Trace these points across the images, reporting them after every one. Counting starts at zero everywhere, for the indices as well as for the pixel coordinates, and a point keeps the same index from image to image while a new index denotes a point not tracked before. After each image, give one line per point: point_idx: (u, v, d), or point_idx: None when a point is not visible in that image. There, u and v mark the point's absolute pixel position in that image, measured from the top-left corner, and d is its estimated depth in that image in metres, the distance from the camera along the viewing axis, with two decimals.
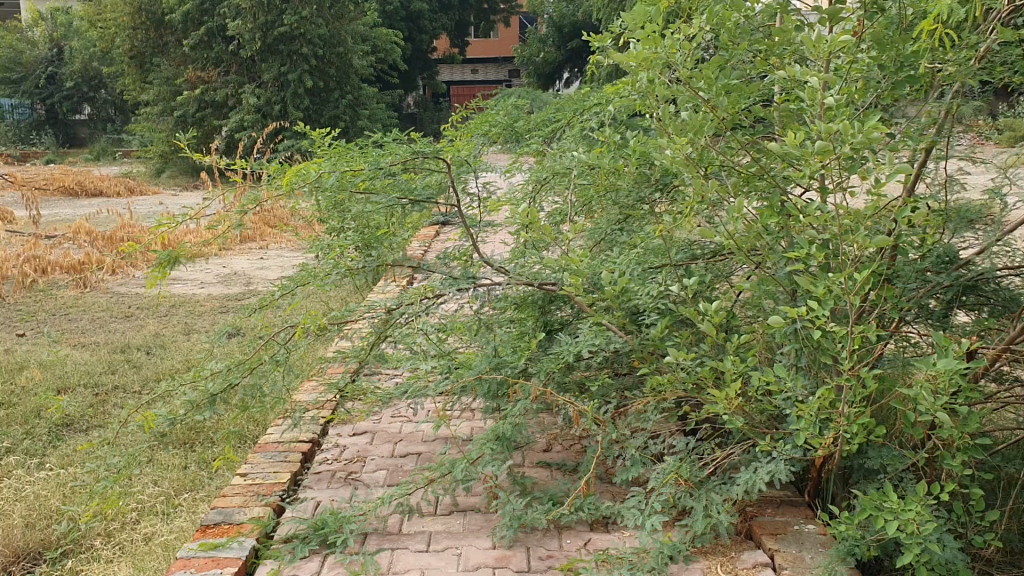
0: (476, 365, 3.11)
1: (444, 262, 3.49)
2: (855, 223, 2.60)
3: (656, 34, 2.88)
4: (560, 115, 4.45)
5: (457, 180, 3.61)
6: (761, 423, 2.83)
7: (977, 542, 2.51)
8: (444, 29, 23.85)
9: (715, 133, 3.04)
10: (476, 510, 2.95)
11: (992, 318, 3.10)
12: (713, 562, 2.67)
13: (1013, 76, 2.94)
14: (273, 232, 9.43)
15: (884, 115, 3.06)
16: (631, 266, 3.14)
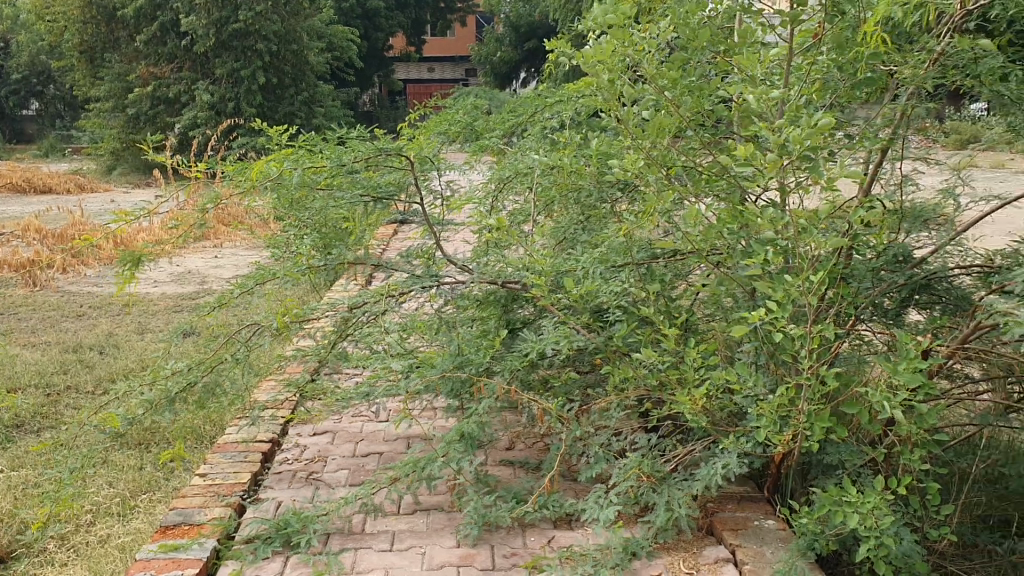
0: (440, 364, 3.14)
1: (406, 261, 3.49)
2: (813, 221, 2.64)
3: (617, 35, 2.91)
4: (521, 115, 4.46)
5: (419, 179, 3.61)
6: (722, 420, 2.86)
7: (934, 536, 2.55)
8: (407, 25, 23.73)
9: (676, 134, 3.07)
10: (440, 509, 2.94)
11: (946, 316, 3.16)
12: (675, 558, 2.69)
13: (966, 79, 2.99)
14: (231, 231, 9.33)
15: (841, 117, 3.11)
16: (593, 265, 3.16)
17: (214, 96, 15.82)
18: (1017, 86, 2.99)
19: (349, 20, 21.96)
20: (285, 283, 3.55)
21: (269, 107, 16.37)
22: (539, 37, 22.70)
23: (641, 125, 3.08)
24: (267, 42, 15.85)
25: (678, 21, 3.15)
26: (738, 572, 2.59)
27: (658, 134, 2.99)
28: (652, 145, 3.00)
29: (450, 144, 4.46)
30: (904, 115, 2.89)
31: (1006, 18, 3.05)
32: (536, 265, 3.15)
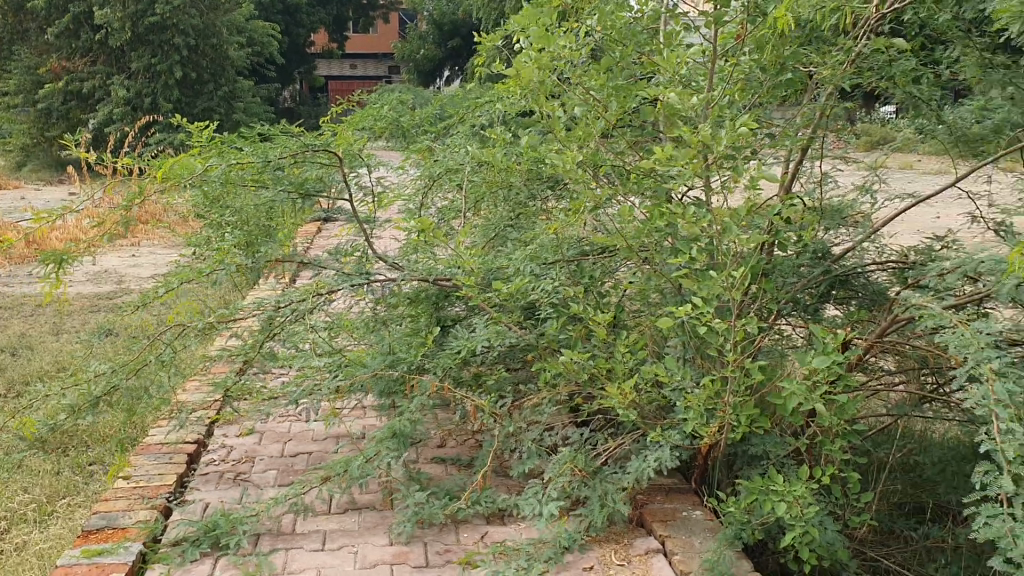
0: (371, 363, 3.12)
1: (336, 258, 3.46)
2: (738, 218, 2.71)
3: (545, 35, 2.93)
4: (450, 112, 4.46)
5: (347, 175, 3.58)
6: (651, 414, 2.91)
7: (854, 523, 2.64)
8: (328, 22, 23.45)
9: (605, 133, 3.11)
10: (372, 507, 2.93)
11: (863, 310, 3.27)
12: (607, 550, 2.73)
13: (881, 82, 3.11)
14: (148, 229, 9.09)
15: (764, 118, 3.19)
16: (523, 263, 3.18)
17: (130, 91, 15.43)
18: (928, 88, 3.11)
19: (269, 16, 21.61)
20: (210, 281, 3.49)
21: (187, 103, 16.00)
22: (463, 36, 22.64)
23: (569, 123, 3.11)
24: (185, 36, 15.49)
25: (605, 22, 3.19)
26: (668, 563, 2.64)
27: (587, 133, 3.03)
28: (581, 144, 3.03)
29: (377, 141, 4.43)
30: (824, 115, 2.98)
31: (917, 23, 3.17)
32: (468, 262, 3.16)
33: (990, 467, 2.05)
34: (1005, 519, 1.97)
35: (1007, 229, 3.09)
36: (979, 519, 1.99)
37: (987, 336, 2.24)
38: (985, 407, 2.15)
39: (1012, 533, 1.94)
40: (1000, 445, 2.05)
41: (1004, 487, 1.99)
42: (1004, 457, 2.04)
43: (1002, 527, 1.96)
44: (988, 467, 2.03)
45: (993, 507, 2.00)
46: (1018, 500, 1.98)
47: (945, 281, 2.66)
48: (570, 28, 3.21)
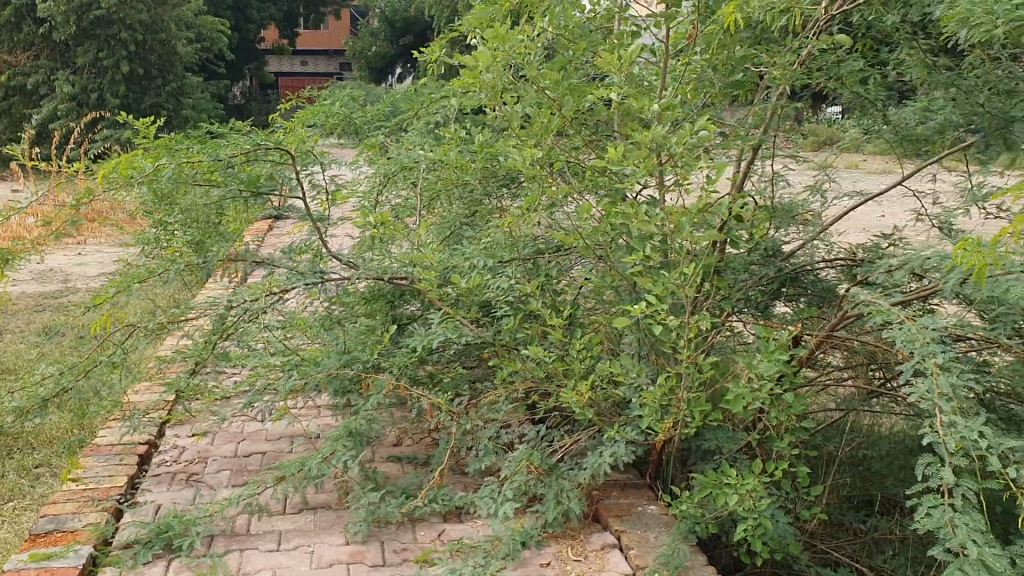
0: (326, 362, 3.11)
1: (289, 257, 3.43)
2: (691, 216, 2.74)
3: (499, 33, 2.94)
4: (403, 109, 4.45)
5: (300, 172, 3.55)
6: (606, 410, 2.93)
7: (805, 516, 2.69)
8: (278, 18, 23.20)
9: (559, 132, 3.13)
10: (328, 506, 2.91)
11: (812, 307, 3.33)
12: (563, 545, 2.74)
13: (829, 82, 3.17)
14: (93, 225, 8.92)
15: (716, 117, 3.23)
16: (479, 261, 3.19)
17: (75, 86, 15.12)
18: (874, 89, 3.18)
19: (218, 11, 21.32)
20: (161, 280, 3.43)
21: (134, 99, 15.74)
22: (415, 33, 22.53)
23: (524, 122, 3.12)
24: (132, 31, 15.21)
25: (559, 20, 3.20)
26: (624, 558, 2.67)
27: (541, 131, 3.05)
28: (536, 143, 3.04)
29: (330, 137, 4.39)
30: (774, 114, 3.03)
31: (863, 24, 3.24)
32: (423, 260, 3.16)
33: (932, 460, 2.11)
34: (946, 510, 2.04)
35: (950, 226, 3.17)
36: (922, 510, 2.06)
37: (931, 331, 2.30)
38: (929, 401, 2.21)
39: (952, 523, 2.01)
40: (942, 437, 2.12)
41: (945, 479, 2.06)
42: (946, 449, 2.10)
43: (943, 518, 2.02)
44: (929, 459, 2.09)
45: (934, 498, 2.06)
46: (958, 491, 2.04)
47: (891, 277, 2.73)
48: (524, 26, 3.22)
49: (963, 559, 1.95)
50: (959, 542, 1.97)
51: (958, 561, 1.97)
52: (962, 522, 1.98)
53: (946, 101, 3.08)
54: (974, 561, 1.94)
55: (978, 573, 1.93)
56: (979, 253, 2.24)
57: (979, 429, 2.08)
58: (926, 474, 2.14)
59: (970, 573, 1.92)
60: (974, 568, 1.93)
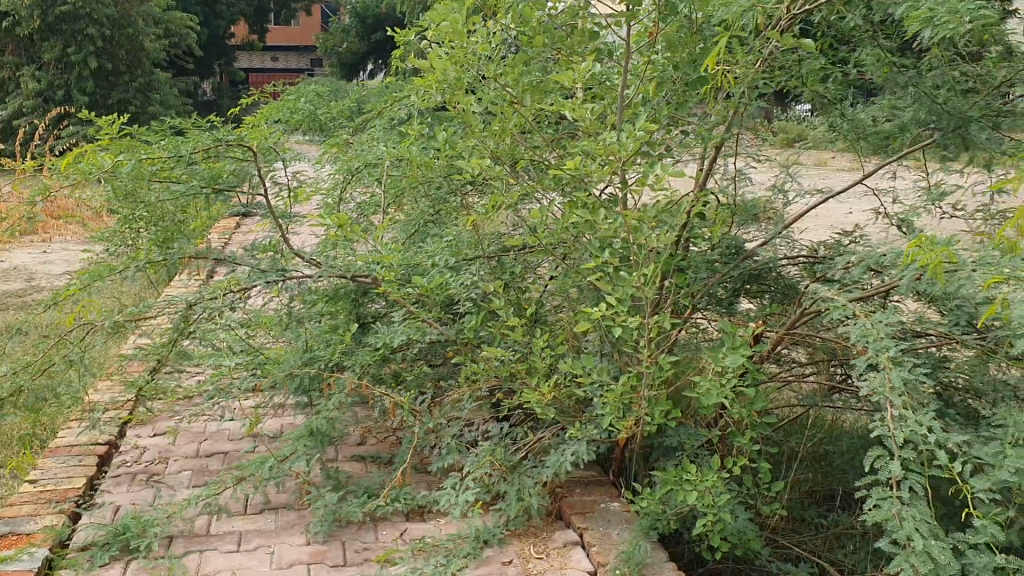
0: (287, 361, 3.10)
1: (251, 254, 3.39)
2: (650, 214, 2.75)
3: (460, 32, 2.93)
4: (366, 105, 4.42)
5: (263, 170, 3.52)
6: (569, 408, 2.93)
7: (766, 512, 2.71)
8: (248, 13, 23.02)
9: (523, 130, 3.13)
10: (289, 507, 2.89)
11: (775, 304, 3.34)
12: (526, 543, 2.74)
13: (790, 81, 3.18)
14: (58, 223, 8.80)
15: (679, 115, 3.24)
16: (442, 259, 3.18)
17: (42, 83, 14.95)
18: (835, 88, 3.21)
19: (187, 7, 21.11)
20: (121, 278, 3.39)
21: (101, 95, 15.54)
22: (386, 29, 22.43)
23: (486, 120, 3.12)
24: (99, 26, 15.04)
25: (521, 18, 3.20)
26: (586, 555, 2.67)
27: (503, 129, 3.05)
28: (497, 141, 3.04)
29: (294, 135, 4.36)
30: (734, 113, 3.05)
31: (822, 24, 3.27)
32: (386, 258, 3.15)
33: (881, 453, 2.13)
34: (895, 503, 2.05)
35: (909, 224, 3.20)
36: (870, 503, 2.08)
37: (885, 327, 2.33)
38: (881, 394, 2.22)
39: (900, 515, 2.03)
40: (891, 431, 2.14)
41: (894, 472, 2.08)
42: (895, 442, 2.12)
43: (891, 510, 2.04)
44: (878, 453, 2.11)
45: (882, 491, 2.08)
46: (906, 483, 2.06)
47: (850, 275, 2.75)
48: (486, 24, 3.22)
49: (910, 550, 1.98)
50: (905, 534, 1.99)
51: (904, 552, 1.99)
52: (908, 515, 2.01)
53: (905, 100, 3.10)
54: (920, 553, 1.96)
55: (923, 564, 1.95)
56: (932, 253, 2.27)
57: (927, 423, 2.10)
58: (876, 467, 2.16)
59: (914, 564, 1.95)
60: (920, 559, 1.95)
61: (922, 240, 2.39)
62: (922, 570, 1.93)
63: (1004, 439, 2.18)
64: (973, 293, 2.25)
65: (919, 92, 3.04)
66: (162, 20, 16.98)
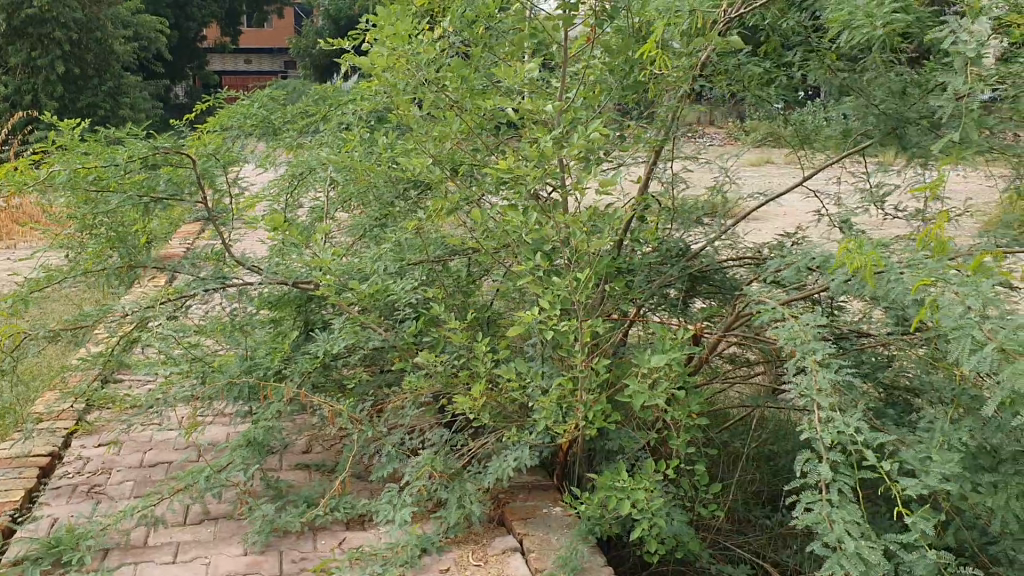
0: (226, 369, 3.15)
1: (195, 262, 3.37)
2: (586, 218, 2.76)
3: (396, 37, 2.92)
4: (318, 108, 4.39)
5: (207, 177, 3.50)
6: (510, 413, 2.94)
7: (704, 514, 2.73)
8: (220, 15, 22.88)
9: (463, 135, 3.13)
10: (228, 517, 2.89)
11: (719, 306, 3.36)
12: (465, 550, 2.75)
13: (731, 86, 3.19)
14: (23, 227, 8.72)
15: (620, 119, 3.25)
16: (385, 266, 3.17)
17: (9, 87, 14.82)
18: (776, 91, 3.22)
19: (158, 8, 20.94)
20: (62, 288, 3.37)
21: (70, 99, 15.40)
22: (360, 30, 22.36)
23: (425, 124, 3.12)
24: (66, 29, 14.92)
25: (460, 23, 3.19)
26: (524, 561, 2.68)
27: (442, 135, 3.04)
28: (436, 146, 3.04)
29: (248, 139, 4.34)
30: (672, 117, 3.04)
31: (762, 26, 3.27)
32: (327, 264, 3.14)
33: (810, 456, 2.08)
34: (824, 505, 1.99)
35: (850, 225, 3.23)
36: (800, 506, 2.00)
37: (813, 329, 2.31)
38: (807, 396, 2.19)
39: (830, 517, 1.96)
40: (819, 433, 2.09)
41: (823, 475, 2.01)
42: (823, 444, 2.07)
43: (822, 513, 1.97)
44: (807, 454, 2.05)
45: (811, 494, 2.01)
46: (836, 486, 2.00)
47: (785, 276, 2.76)
48: (426, 28, 3.21)
49: (841, 553, 1.90)
50: (837, 535, 1.92)
51: (836, 555, 1.91)
52: (839, 516, 1.93)
53: (844, 103, 3.12)
54: (851, 554, 1.88)
55: (854, 566, 1.87)
56: (861, 256, 2.25)
57: (854, 423, 2.06)
58: (805, 471, 2.10)
59: (846, 566, 1.86)
60: (851, 561, 1.88)
61: (852, 243, 2.37)
62: (854, 571, 1.86)
63: (929, 442, 2.15)
64: (901, 296, 2.23)
65: (856, 95, 3.06)
66: (132, 23, 16.82)
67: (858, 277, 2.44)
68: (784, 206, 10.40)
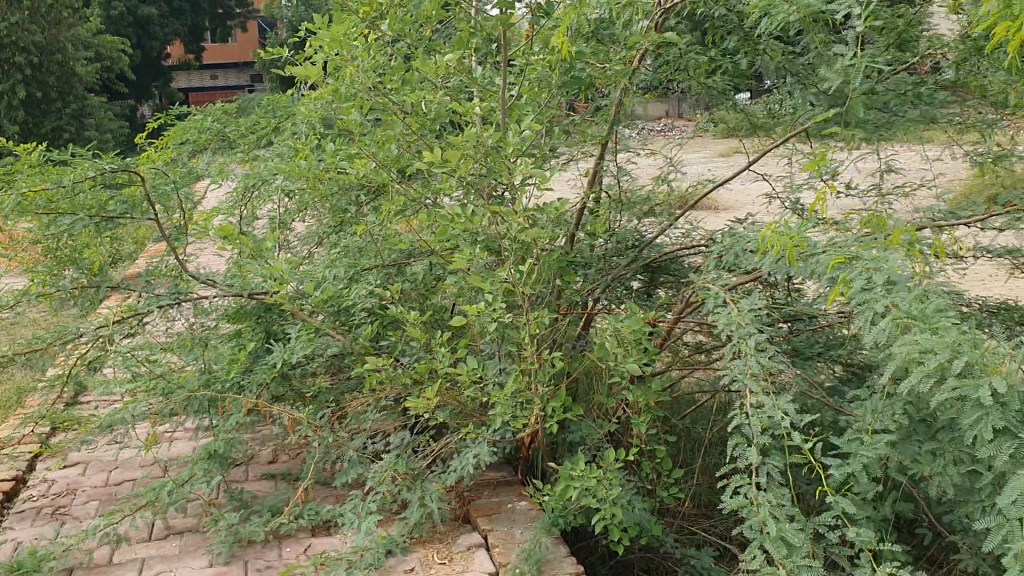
0: (186, 383, 3.16)
1: (150, 279, 3.38)
2: (533, 214, 2.77)
3: (334, 41, 2.92)
4: (270, 119, 4.38)
5: (157, 195, 3.50)
6: (471, 412, 2.97)
7: (664, 500, 2.76)
8: (183, 33, 22.75)
9: (409, 138, 3.13)
10: (193, 531, 2.90)
11: (675, 295, 3.40)
12: (430, 550, 2.77)
13: (673, 75, 3.21)
14: None
15: (567, 114, 3.26)
16: (339, 273, 3.19)
17: None
18: (721, 80, 3.23)
19: (118, 27, 20.78)
20: (17, 312, 3.35)
21: (33, 123, 15.30)
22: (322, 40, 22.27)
23: (371, 128, 3.13)
24: (26, 54, 14.84)
25: (401, 29, 3.20)
26: (489, 557, 2.71)
27: (387, 139, 3.05)
28: (382, 150, 3.05)
29: (203, 154, 4.34)
30: (617, 110, 3.07)
31: (703, 15, 3.29)
32: (280, 274, 3.14)
33: (739, 441, 2.15)
34: (752, 490, 2.07)
35: (801, 207, 3.24)
36: (729, 490, 2.08)
37: (751, 313, 2.35)
38: (741, 380, 2.25)
39: (758, 501, 2.04)
40: (749, 418, 2.16)
41: (751, 460, 2.09)
42: (752, 429, 2.15)
43: (748, 497, 2.05)
44: (737, 440, 2.13)
45: (740, 478, 2.09)
46: (763, 470, 2.08)
47: (728, 261, 2.80)
48: (367, 35, 3.22)
49: (765, 536, 1.99)
50: (762, 519, 2.01)
51: (761, 538, 2.01)
52: (765, 500, 2.02)
53: (788, 88, 3.14)
54: (774, 538, 1.97)
55: (777, 549, 1.96)
56: (783, 236, 2.36)
57: (783, 407, 2.13)
58: (736, 455, 2.18)
59: (769, 549, 1.96)
60: (774, 544, 1.96)
61: (774, 227, 2.50)
62: (776, 555, 1.95)
63: (864, 419, 2.22)
64: (821, 271, 2.33)
65: (797, 79, 3.08)
66: (92, 43, 16.66)
67: (787, 260, 2.49)
68: (751, 192, 10.43)
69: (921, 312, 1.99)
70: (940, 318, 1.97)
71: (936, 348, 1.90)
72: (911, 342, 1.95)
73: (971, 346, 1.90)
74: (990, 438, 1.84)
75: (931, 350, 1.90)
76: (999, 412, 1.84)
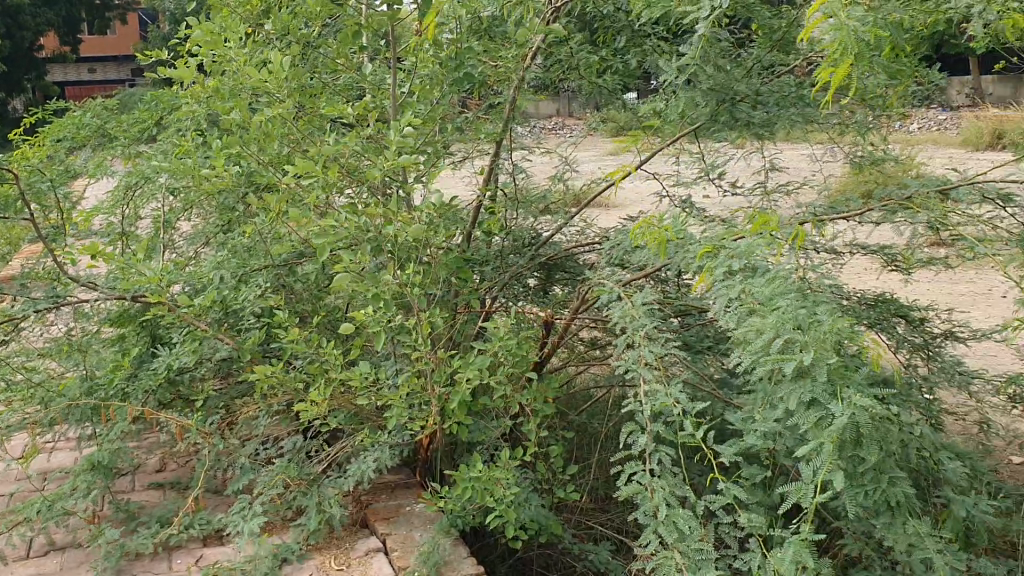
0: (67, 392, 3.02)
1: (25, 283, 3.22)
2: (425, 213, 2.75)
3: (215, 37, 2.84)
4: (152, 115, 4.23)
5: (31, 194, 3.33)
6: (366, 414, 2.93)
7: (561, 497, 2.77)
8: (57, 24, 21.78)
9: (298, 136, 3.06)
10: (76, 545, 2.78)
11: (569, 292, 3.42)
12: (327, 557, 2.71)
13: (563, 74, 3.23)
14: None
15: (459, 113, 3.24)
16: (227, 274, 3.10)
17: None
18: (610, 79, 3.27)
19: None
20: None
21: None
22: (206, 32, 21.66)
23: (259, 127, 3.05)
24: None
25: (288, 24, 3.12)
26: (387, 561, 2.67)
27: (275, 137, 2.97)
28: (271, 149, 2.98)
29: (80, 152, 4.15)
30: (509, 108, 3.07)
31: (593, 16, 3.32)
32: (165, 276, 3.03)
33: (634, 427, 2.16)
34: (646, 476, 2.09)
35: (691, 204, 3.29)
36: (623, 476, 2.09)
37: (644, 309, 2.38)
38: (635, 372, 2.28)
39: (653, 487, 2.06)
40: (642, 405, 2.18)
41: (645, 446, 2.11)
42: (645, 416, 2.17)
43: (642, 483, 2.07)
44: (631, 427, 2.15)
45: (634, 464, 2.11)
46: (656, 456, 2.10)
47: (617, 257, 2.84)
48: (253, 30, 3.14)
49: (659, 520, 2.01)
50: (656, 504, 2.03)
51: (655, 523, 2.02)
52: (658, 485, 2.04)
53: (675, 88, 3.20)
54: (667, 522, 1.99)
55: (670, 533, 1.98)
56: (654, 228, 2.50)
57: (674, 394, 2.15)
58: (631, 442, 2.20)
59: (662, 533, 1.98)
60: (667, 528, 1.99)
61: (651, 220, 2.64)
62: (669, 538, 1.97)
63: (754, 409, 2.27)
64: (693, 260, 2.45)
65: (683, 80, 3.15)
66: None
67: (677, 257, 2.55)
68: (643, 190, 10.61)
69: (765, 298, 2.11)
70: (793, 302, 2.08)
71: (764, 328, 2.04)
72: (749, 325, 2.10)
73: (796, 324, 2.02)
74: (798, 408, 1.95)
75: (761, 331, 2.04)
76: (808, 386, 1.96)
